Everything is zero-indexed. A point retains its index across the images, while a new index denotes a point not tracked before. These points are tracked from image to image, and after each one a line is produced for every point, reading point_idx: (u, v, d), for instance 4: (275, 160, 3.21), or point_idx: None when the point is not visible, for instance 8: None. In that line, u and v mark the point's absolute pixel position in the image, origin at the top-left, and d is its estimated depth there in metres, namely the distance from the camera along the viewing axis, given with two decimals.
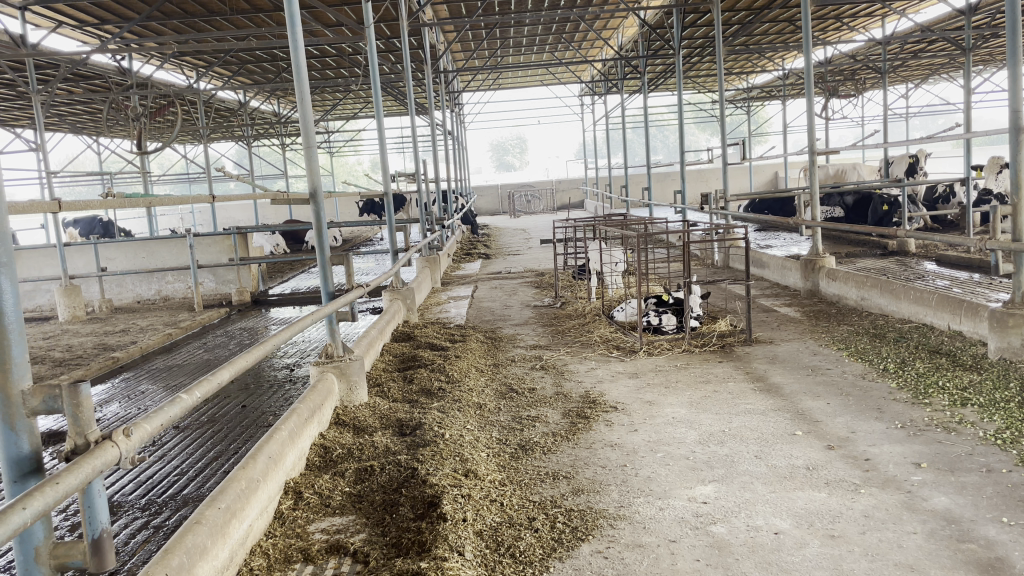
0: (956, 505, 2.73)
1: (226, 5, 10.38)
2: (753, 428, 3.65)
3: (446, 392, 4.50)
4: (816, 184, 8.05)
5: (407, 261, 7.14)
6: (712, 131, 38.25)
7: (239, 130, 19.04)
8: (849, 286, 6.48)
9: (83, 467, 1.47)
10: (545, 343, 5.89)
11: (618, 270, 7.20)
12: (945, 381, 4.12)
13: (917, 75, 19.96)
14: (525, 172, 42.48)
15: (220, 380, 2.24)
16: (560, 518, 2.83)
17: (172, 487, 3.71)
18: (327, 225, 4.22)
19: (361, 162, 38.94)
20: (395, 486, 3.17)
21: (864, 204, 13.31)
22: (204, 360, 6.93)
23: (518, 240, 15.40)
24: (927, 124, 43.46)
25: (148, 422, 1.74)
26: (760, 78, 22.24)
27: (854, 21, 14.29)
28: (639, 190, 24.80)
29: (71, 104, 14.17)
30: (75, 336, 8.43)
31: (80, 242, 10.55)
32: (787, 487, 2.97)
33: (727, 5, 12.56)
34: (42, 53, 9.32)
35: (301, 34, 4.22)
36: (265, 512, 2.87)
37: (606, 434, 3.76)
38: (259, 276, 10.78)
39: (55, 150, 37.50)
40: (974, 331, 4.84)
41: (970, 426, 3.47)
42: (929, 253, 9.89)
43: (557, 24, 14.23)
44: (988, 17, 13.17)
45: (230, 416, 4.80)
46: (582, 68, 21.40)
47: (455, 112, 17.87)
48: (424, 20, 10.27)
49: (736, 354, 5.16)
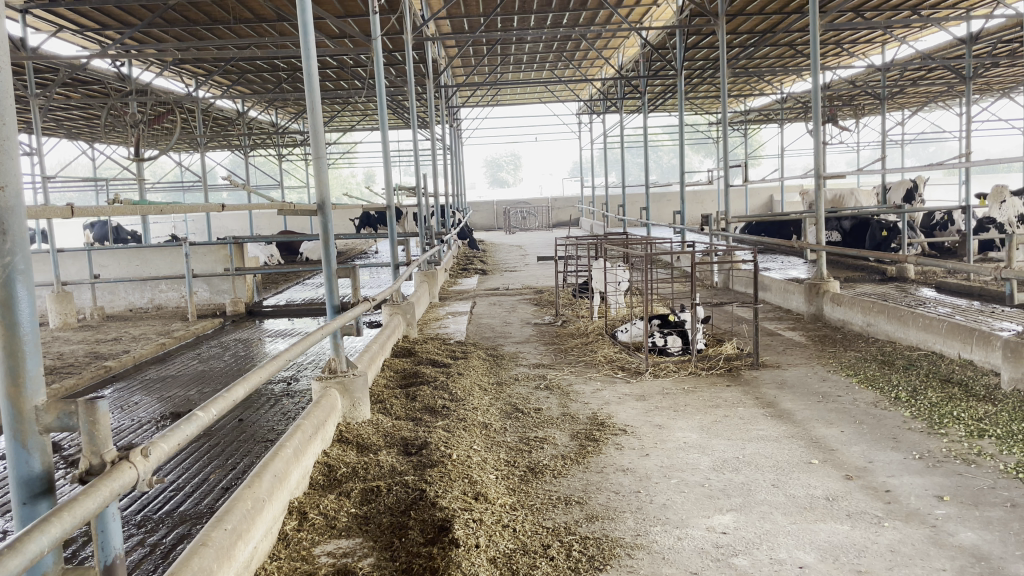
0: (984, 541, 2.66)
1: (230, 14, 10.34)
2: (767, 456, 3.58)
3: (451, 411, 4.40)
4: (822, 207, 7.99)
5: (409, 276, 7.04)
6: (707, 153, 38.38)
7: (237, 140, 18.96)
8: (855, 312, 6.43)
9: (101, 490, 1.39)
10: (548, 362, 5.81)
11: (621, 290, 7.13)
12: (960, 411, 4.05)
13: (914, 103, 20.05)
14: (519, 189, 42.50)
15: (235, 397, 2.14)
16: (576, 546, 2.74)
17: (167, 503, 3.60)
18: (335, 237, 4.13)
19: (355, 175, 38.93)
20: (404, 508, 3.08)
21: (862, 229, 13.29)
22: (198, 371, 6.81)
23: (515, 256, 15.35)
24: (919, 151, 43.67)
25: (165, 442, 1.64)
26: (758, 102, 22.37)
27: (854, 46, 14.35)
28: (636, 210, 24.81)
29: (67, 109, 14.07)
30: (67, 344, 8.31)
31: (74, 249, 10.43)
32: (808, 519, 2.89)
33: (730, 27, 12.58)
34: (41, 56, 9.21)
35: (315, 44, 4.14)
36: (270, 534, 2.76)
37: (616, 458, 3.67)
38: (254, 287, 10.67)
39: (49, 155, 37.39)
40: (985, 360, 4.78)
41: (990, 458, 3.40)
42: (929, 279, 9.86)
43: (558, 42, 14.26)
44: (988, 46, 13.26)
45: (227, 430, 4.69)
46: (581, 86, 21.43)
47: (454, 127, 17.85)
48: (429, 34, 10.23)
49: (743, 378, 5.08)
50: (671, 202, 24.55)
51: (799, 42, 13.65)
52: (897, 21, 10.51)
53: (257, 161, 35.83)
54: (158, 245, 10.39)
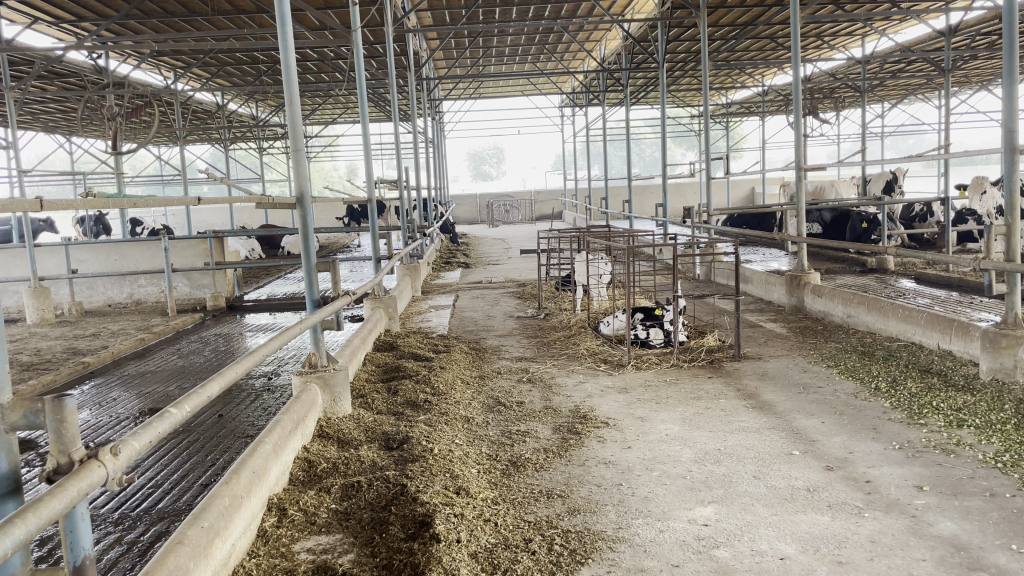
0: (963, 531, 2.67)
1: (208, 5, 10.24)
2: (749, 447, 3.58)
3: (432, 405, 4.38)
4: (804, 198, 7.99)
5: (390, 269, 7.00)
6: (689, 147, 38.60)
7: (217, 133, 18.83)
8: (836, 303, 6.45)
9: (68, 490, 1.36)
10: (530, 355, 5.80)
11: (604, 282, 7.13)
12: (939, 401, 4.08)
13: (894, 95, 20.21)
14: (502, 182, 42.66)
15: (209, 394, 2.10)
16: (558, 539, 2.73)
17: (145, 500, 3.56)
18: (314, 232, 4.08)
19: (337, 169, 38.83)
20: (385, 504, 3.05)
21: (843, 221, 13.36)
22: (178, 367, 6.73)
23: (499, 249, 15.36)
24: (898, 143, 44.10)
25: (136, 438, 1.61)
26: (739, 95, 22.53)
27: (834, 39, 14.45)
28: (619, 203, 24.89)
29: (43, 102, 13.91)
30: (44, 340, 8.21)
31: (51, 243, 10.31)
32: (789, 510, 2.89)
33: (712, 20, 12.62)
34: (15, 49, 9.06)
35: (292, 35, 4.08)
36: (248, 531, 2.73)
37: (598, 450, 3.67)
38: (235, 281, 10.59)
39: (26, 149, 37.07)
40: (964, 350, 4.82)
41: (970, 449, 3.42)
42: (909, 271, 9.93)
43: (540, 35, 14.25)
44: (966, 39, 13.37)
45: (206, 426, 4.65)
46: (563, 79, 21.45)
47: (436, 120, 17.82)
48: (410, 27, 10.18)
49: (725, 370, 5.09)
50: (653, 195, 24.65)
51: (779, 35, 13.73)
52: (877, 14, 10.55)
53: (238, 155, 35.68)
54: (137, 240, 10.27)
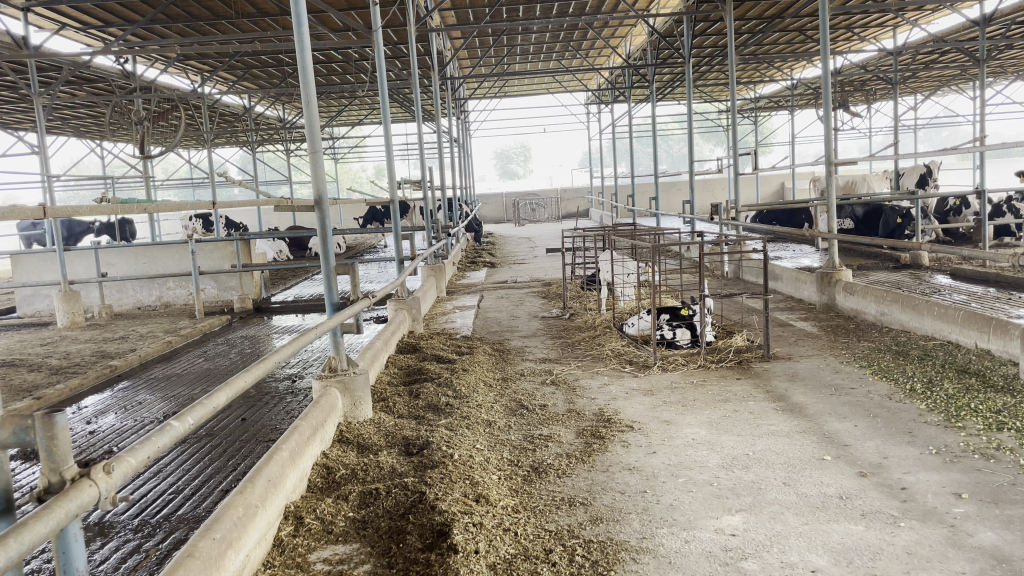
0: (1004, 541, 2.54)
1: (232, 9, 10.28)
2: (778, 452, 3.47)
3: (454, 408, 4.31)
4: (834, 193, 7.78)
5: (413, 270, 6.95)
6: (718, 143, 38.34)
7: (244, 136, 18.99)
8: (868, 302, 6.30)
9: (57, 511, 1.31)
10: (554, 357, 5.71)
11: (630, 282, 7.01)
12: (978, 403, 3.93)
13: (928, 87, 19.77)
14: (531, 181, 42.71)
15: (215, 405, 2.07)
16: (579, 550, 2.65)
17: (166, 507, 3.52)
18: (333, 233, 4.01)
19: (365, 169, 39.05)
20: (402, 511, 2.99)
21: (874, 216, 13.10)
22: (204, 369, 6.74)
23: (524, 248, 15.32)
24: (932, 137, 43.48)
25: (131, 455, 1.57)
26: (768, 90, 22.24)
27: (865, 30, 14.18)
28: (646, 200, 24.74)
29: (73, 107, 14.06)
30: (73, 343, 8.30)
31: (81, 247, 10.41)
32: (820, 519, 2.78)
33: (738, 13, 12.43)
34: (43, 54, 9.16)
35: (309, 38, 4.02)
36: (263, 541, 2.67)
37: (623, 455, 3.57)
38: (261, 283, 10.64)
39: (58, 154, 37.80)
40: (1003, 350, 4.65)
41: (1010, 453, 3.28)
42: (944, 266, 9.70)
43: (565, 32, 14.12)
44: (1002, 28, 13.04)
45: (229, 429, 4.62)
46: (589, 77, 21.28)
47: (462, 119, 17.76)
48: (434, 26, 10.11)
49: (754, 371, 4.96)
50: (680, 192, 24.49)
51: (808, 27, 13.50)
52: (910, 4, 10.28)
53: (266, 156, 36.02)
54: (164, 244, 10.34)
